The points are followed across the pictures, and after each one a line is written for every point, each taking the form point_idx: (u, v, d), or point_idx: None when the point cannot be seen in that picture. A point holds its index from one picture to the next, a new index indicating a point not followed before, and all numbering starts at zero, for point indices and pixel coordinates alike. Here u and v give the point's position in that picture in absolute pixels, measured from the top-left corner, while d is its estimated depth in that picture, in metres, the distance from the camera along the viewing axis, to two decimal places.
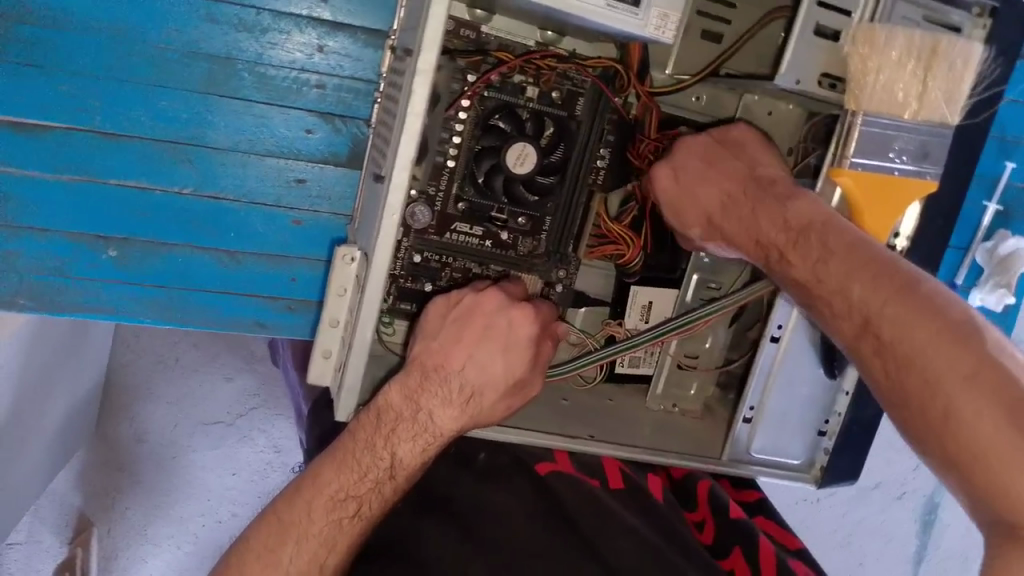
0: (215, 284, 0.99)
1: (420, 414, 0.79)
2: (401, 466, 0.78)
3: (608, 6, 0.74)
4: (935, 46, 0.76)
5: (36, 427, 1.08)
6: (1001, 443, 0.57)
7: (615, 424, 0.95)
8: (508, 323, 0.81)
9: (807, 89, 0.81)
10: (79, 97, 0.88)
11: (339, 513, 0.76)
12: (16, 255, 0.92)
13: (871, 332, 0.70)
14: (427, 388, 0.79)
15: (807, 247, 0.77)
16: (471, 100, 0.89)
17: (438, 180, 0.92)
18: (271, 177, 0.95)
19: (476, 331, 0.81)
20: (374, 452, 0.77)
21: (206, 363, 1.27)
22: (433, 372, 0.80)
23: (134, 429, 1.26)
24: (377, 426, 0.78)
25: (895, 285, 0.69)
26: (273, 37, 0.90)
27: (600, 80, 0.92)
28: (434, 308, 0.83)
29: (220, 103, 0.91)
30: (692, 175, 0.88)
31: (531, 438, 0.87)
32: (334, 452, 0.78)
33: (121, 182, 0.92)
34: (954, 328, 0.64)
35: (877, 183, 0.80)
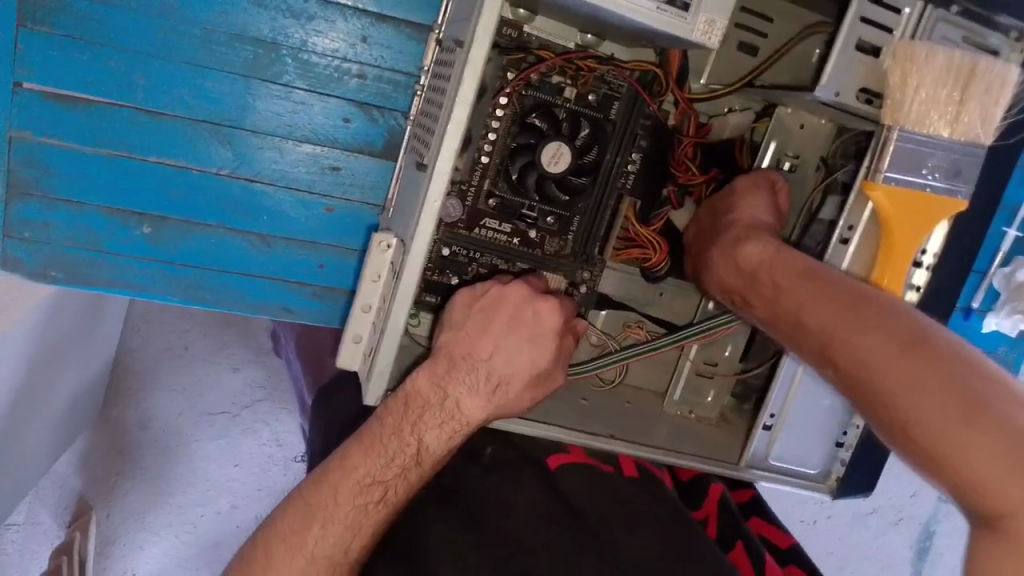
0: (243, 268, 0.99)
1: (448, 402, 0.79)
2: (427, 452, 0.79)
3: (658, 9, 0.74)
4: (973, 68, 0.77)
5: (48, 401, 1.07)
6: (952, 435, 0.61)
7: (632, 420, 0.97)
8: (535, 314, 0.82)
9: (845, 102, 0.81)
10: (125, 74, 0.89)
11: (364, 498, 0.77)
12: (51, 226, 0.92)
13: (830, 353, 0.75)
14: (455, 376, 0.80)
15: (761, 287, 0.85)
16: (509, 97, 0.90)
17: (472, 175, 0.93)
18: (306, 164, 0.96)
19: (502, 320, 0.81)
20: (401, 439, 0.78)
21: (214, 352, 1.28)
22: (462, 360, 0.80)
23: (139, 415, 1.26)
24: (404, 412, 0.79)
25: (844, 310, 0.74)
26: (318, 25, 0.91)
27: (638, 83, 0.93)
28: (460, 298, 0.83)
29: (261, 87, 0.92)
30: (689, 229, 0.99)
31: (552, 432, 0.88)
32: (361, 437, 0.79)
33: (161, 160, 0.93)
34: (905, 338, 0.68)
35: (908, 198, 0.81)
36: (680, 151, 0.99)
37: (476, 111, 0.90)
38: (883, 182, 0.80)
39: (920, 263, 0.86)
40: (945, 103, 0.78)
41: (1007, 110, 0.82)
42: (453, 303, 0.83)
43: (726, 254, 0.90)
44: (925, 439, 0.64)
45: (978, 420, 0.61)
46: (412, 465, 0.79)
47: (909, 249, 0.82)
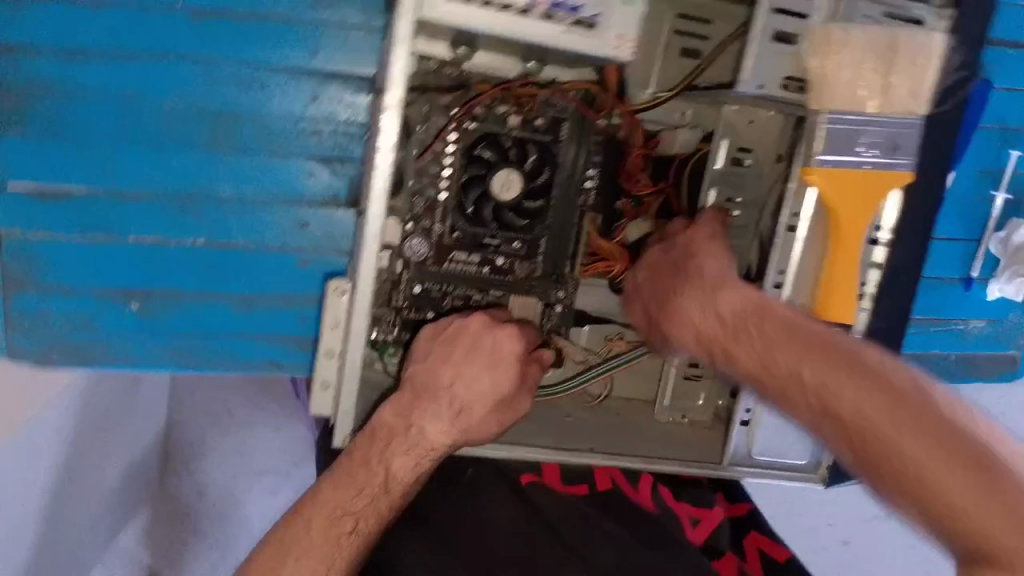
0: (232, 329, 1.02)
1: (412, 429, 0.85)
2: (394, 481, 0.85)
3: (564, 32, 0.76)
4: (894, 42, 0.77)
5: (95, 479, 1.16)
6: (895, 442, 0.58)
7: (619, 433, 0.98)
8: (494, 342, 0.85)
9: (772, 93, 0.81)
10: (96, 162, 0.95)
11: (337, 528, 0.84)
12: (46, 314, 0.97)
13: (760, 380, 0.71)
14: (420, 407, 0.85)
15: (684, 322, 0.82)
16: (456, 132, 0.95)
17: (432, 213, 0.97)
18: (278, 222, 1.00)
19: (465, 349, 0.86)
20: (369, 468, 0.84)
21: (257, 412, 1.30)
22: (423, 390, 0.86)
23: (195, 484, 1.33)
24: (372, 443, 0.85)
25: (766, 333, 0.72)
26: (270, 91, 0.96)
27: (582, 104, 0.96)
28: (423, 332, 0.87)
29: (225, 156, 0.97)
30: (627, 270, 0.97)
31: (526, 452, 0.91)
32: (335, 472, 0.85)
33: (139, 238, 0.97)
34: (828, 351, 0.66)
35: (847, 180, 0.81)
36: (629, 164, 1.01)
37: (405, 151, 0.94)
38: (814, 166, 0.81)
39: (877, 241, 0.86)
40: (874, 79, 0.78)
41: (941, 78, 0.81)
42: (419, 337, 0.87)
43: (652, 288, 0.88)
44: (868, 451, 0.60)
45: (915, 424, 0.57)
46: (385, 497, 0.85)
47: (857, 233, 0.82)
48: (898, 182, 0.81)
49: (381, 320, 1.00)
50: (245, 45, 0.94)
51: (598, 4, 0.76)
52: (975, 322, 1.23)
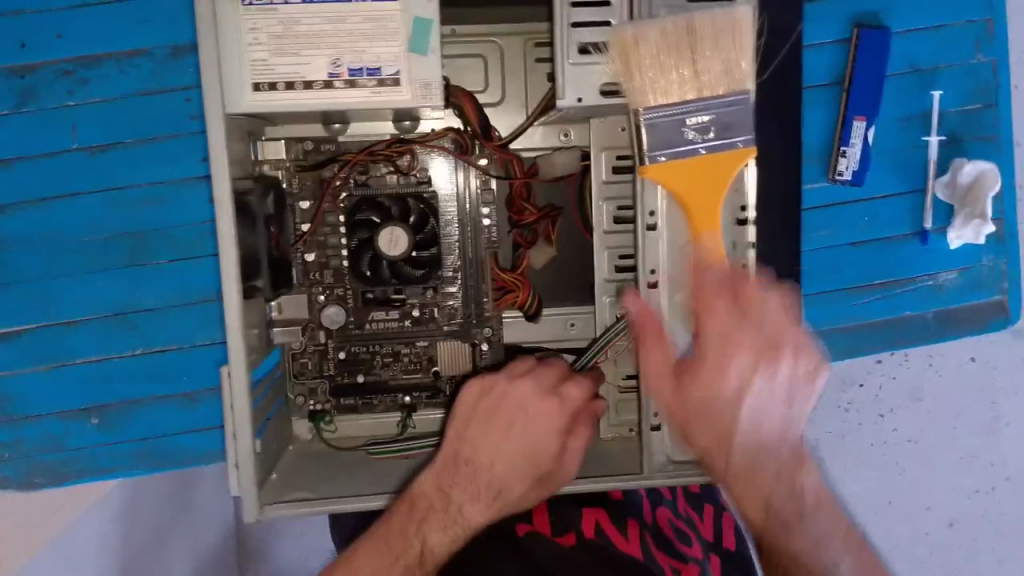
0: (188, 425, 1.08)
1: (451, 505, 0.88)
2: (430, 554, 0.87)
3: (373, 92, 0.80)
4: (690, 28, 0.78)
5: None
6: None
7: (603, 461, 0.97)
8: (531, 413, 0.88)
9: (592, 103, 0.82)
10: (37, 301, 1.04)
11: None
12: (21, 441, 1.07)
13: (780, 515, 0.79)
14: (457, 481, 0.88)
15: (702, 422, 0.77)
16: (342, 202, 1.00)
17: (342, 280, 1.02)
18: (206, 321, 1.06)
19: (503, 420, 0.88)
20: (406, 538, 0.87)
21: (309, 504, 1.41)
22: (463, 464, 0.89)
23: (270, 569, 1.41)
24: (411, 513, 0.88)
25: (788, 485, 0.78)
26: (171, 203, 1.03)
27: (454, 151, 1.00)
28: (465, 398, 0.90)
29: (143, 271, 1.04)
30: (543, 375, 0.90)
31: None
32: (375, 542, 0.89)
33: (87, 358, 1.06)
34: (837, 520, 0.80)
35: (688, 169, 0.80)
36: (513, 193, 1.03)
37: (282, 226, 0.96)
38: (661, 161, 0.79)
39: (745, 220, 0.83)
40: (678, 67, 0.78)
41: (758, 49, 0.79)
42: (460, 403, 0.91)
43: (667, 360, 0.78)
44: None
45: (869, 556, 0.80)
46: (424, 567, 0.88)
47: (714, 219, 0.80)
48: (739, 158, 0.79)
49: (316, 391, 1.04)
50: (141, 166, 1.02)
51: (395, 61, 0.79)
52: (945, 274, 1.16)
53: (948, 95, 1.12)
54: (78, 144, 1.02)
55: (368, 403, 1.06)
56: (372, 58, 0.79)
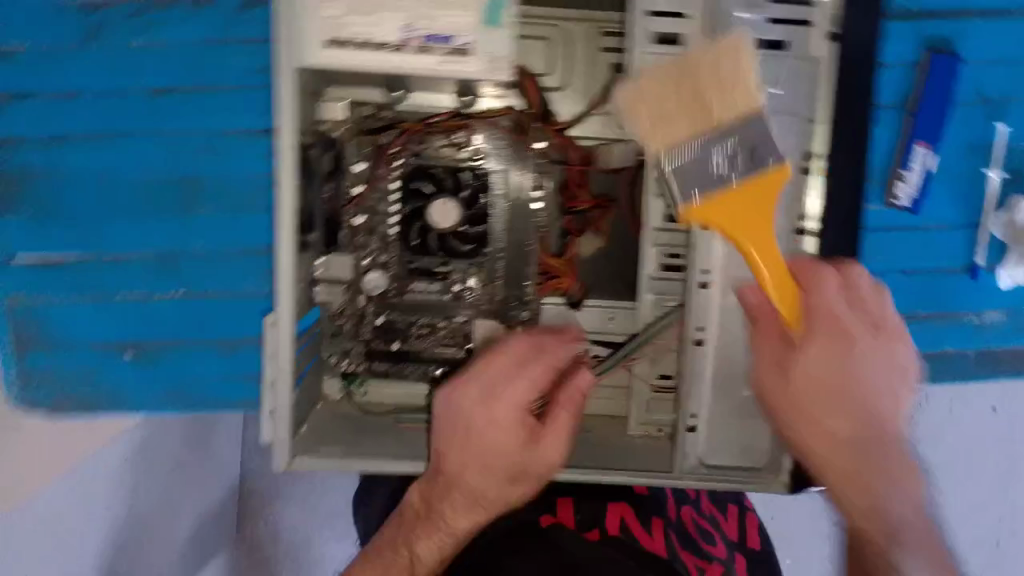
0: (222, 371, 1.10)
1: (433, 515, 0.87)
2: (420, 562, 0.86)
3: (442, 61, 0.80)
4: (735, 46, 0.77)
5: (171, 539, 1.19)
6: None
7: (620, 454, 0.98)
8: (490, 416, 0.83)
9: (660, 96, 0.81)
10: (87, 235, 1.06)
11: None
12: (56, 368, 1.09)
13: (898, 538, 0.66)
14: (442, 495, 0.86)
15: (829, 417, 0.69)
16: (395, 170, 1.00)
17: (388, 247, 1.02)
18: (251, 271, 1.08)
19: (469, 423, 0.84)
20: (395, 549, 0.88)
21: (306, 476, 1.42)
22: (442, 475, 0.85)
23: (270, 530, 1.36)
24: (401, 524, 0.89)
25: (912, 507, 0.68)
26: (230, 155, 1.05)
27: (513, 131, 1.00)
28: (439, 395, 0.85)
29: (196, 217, 1.06)
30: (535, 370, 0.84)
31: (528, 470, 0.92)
32: (370, 551, 0.90)
33: (130, 295, 1.07)
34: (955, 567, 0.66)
35: (728, 199, 0.76)
36: (567, 179, 1.04)
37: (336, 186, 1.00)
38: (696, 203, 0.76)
39: (804, 231, 0.84)
40: (694, 126, 0.77)
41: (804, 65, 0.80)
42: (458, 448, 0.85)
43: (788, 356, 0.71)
44: None
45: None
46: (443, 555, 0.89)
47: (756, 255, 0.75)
48: (776, 182, 0.75)
49: (350, 352, 1.05)
50: (205, 114, 1.04)
51: (468, 32, 0.79)
52: (991, 311, 1.16)
53: (1015, 130, 1.10)
54: (144, 84, 1.03)
55: (399, 372, 1.06)
56: (445, 26, 0.79)
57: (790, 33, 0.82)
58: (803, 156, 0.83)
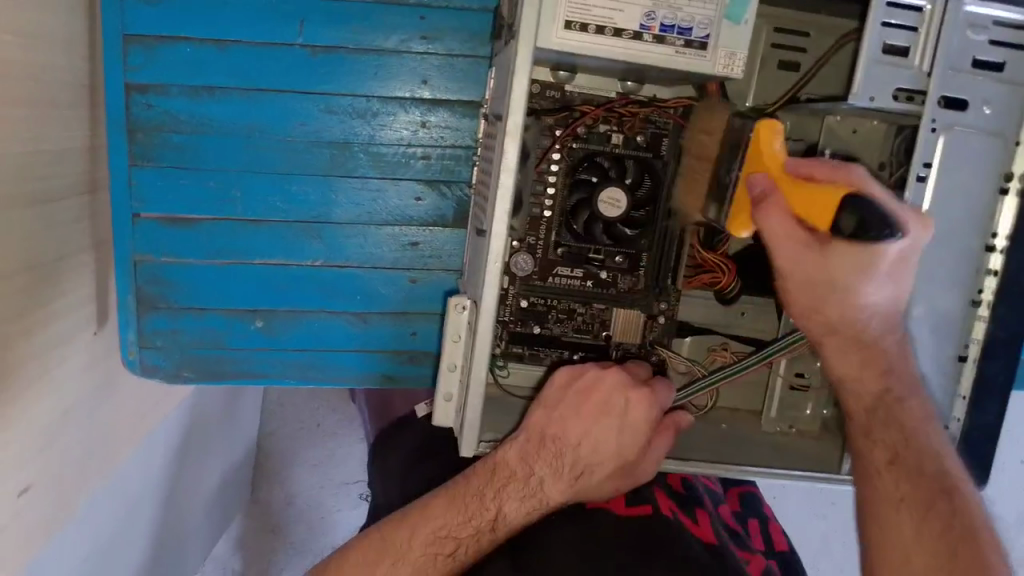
0: (346, 345, 1.09)
1: (532, 479, 0.89)
2: (503, 520, 0.89)
3: (678, 52, 0.79)
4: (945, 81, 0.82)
5: (199, 490, 1.32)
6: (917, 553, 0.74)
7: (757, 450, 1.00)
8: (625, 403, 0.90)
9: (883, 105, 0.83)
10: (224, 191, 1.02)
11: (436, 548, 0.88)
12: (179, 331, 1.06)
13: (899, 470, 0.80)
14: (541, 456, 0.89)
15: (907, 465, 0.80)
16: (560, 153, 0.98)
17: (536, 230, 1.00)
18: (389, 244, 1.06)
19: (593, 407, 0.90)
20: (482, 502, 0.88)
21: (344, 427, 1.49)
22: (550, 442, 0.89)
23: (285, 493, 1.50)
24: (490, 478, 0.88)
25: (930, 490, 0.78)
26: (382, 119, 1.02)
27: (684, 120, 1.00)
28: (558, 377, 0.92)
29: (341, 182, 1.03)
30: (581, 418, 0.90)
31: (689, 468, 0.94)
32: (448, 490, 0.90)
33: (266, 260, 1.05)
34: (927, 499, 0.77)
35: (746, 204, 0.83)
36: None
37: (525, 173, 0.98)
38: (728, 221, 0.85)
39: (993, 248, 0.86)
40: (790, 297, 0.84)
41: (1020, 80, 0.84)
42: (549, 384, 0.92)
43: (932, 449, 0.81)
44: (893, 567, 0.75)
45: (957, 561, 0.73)
46: (485, 520, 0.88)
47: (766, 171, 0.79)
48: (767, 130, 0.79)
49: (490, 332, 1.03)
50: (364, 74, 1.00)
51: (709, 25, 0.79)
52: None
53: None
54: (302, 40, 0.98)
55: (533, 355, 1.05)
56: (686, 17, 0.78)
57: (1009, 55, 0.83)
58: (1003, 174, 0.85)
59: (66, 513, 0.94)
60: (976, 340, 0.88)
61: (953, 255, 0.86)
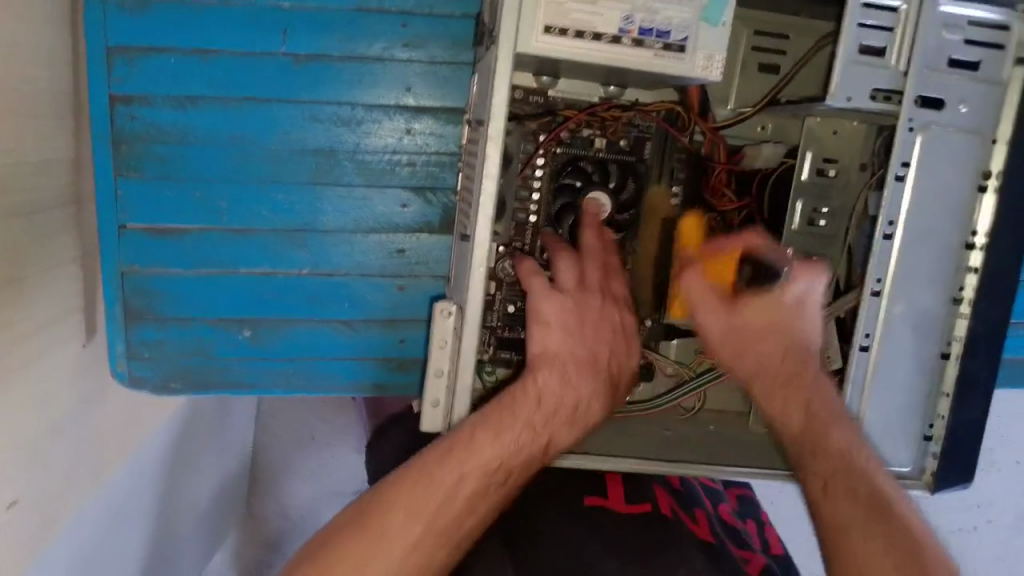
0: (334, 353, 1.09)
1: (580, 402, 0.90)
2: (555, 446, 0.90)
3: (657, 56, 0.80)
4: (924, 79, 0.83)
5: (189, 502, 1.32)
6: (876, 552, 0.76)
7: (746, 452, 1.01)
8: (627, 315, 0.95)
9: (861, 105, 0.84)
10: (209, 201, 1.02)
11: (492, 476, 0.85)
12: (165, 343, 1.06)
13: (823, 477, 0.83)
14: (576, 374, 0.91)
15: (830, 460, 0.84)
16: (544, 158, 0.98)
17: (522, 236, 1.00)
18: (375, 250, 1.06)
19: (609, 326, 0.94)
20: (538, 428, 0.88)
21: (337, 437, 1.49)
22: (586, 360, 0.92)
23: (279, 506, 1.50)
24: (537, 404, 0.88)
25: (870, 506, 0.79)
26: (367, 126, 1.02)
27: (666, 123, 1.00)
28: (553, 297, 0.91)
29: (327, 190, 1.04)
30: (593, 333, 0.93)
31: (678, 468, 0.94)
32: (491, 419, 0.86)
33: (252, 270, 1.05)
34: (871, 504, 0.80)
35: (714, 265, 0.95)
36: (714, 179, 1.03)
37: (508, 178, 0.97)
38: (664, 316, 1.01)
39: (972, 246, 0.87)
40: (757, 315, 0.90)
41: (996, 79, 0.85)
42: (545, 301, 0.91)
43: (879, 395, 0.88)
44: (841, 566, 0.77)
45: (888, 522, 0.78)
46: (537, 445, 0.88)
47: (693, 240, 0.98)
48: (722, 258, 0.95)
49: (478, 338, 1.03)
50: (349, 83, 1.01)
51: (686, 28, 0.80)
52: None
53: None
54: (285, 50, 0.99)
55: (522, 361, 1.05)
56: (664, 20, 0.79)
57: (985, 54, 0.84)
58: (981, 173, 0.86)
59: (54, 523, 0.94)
60: (959, 337, 0.89)
61: (934, 253, 0.87)
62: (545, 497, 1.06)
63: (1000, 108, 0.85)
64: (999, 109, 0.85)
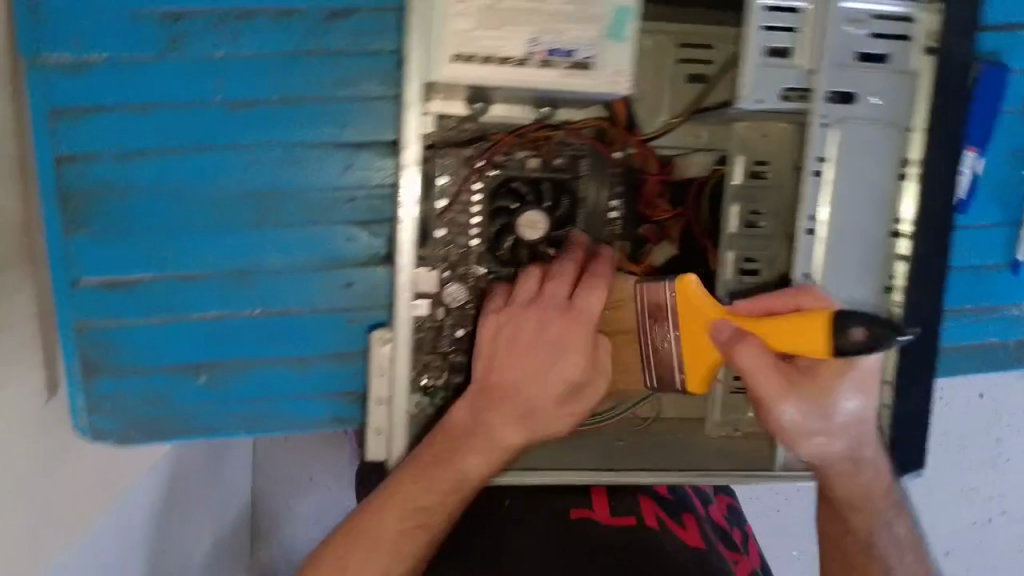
0: (294, 390, 1.11)
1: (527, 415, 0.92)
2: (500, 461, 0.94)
3: (565, 75, 0.82)
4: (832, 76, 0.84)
5: (186, 555, 1.35)
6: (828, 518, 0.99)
7: (697, 457, 1.04)
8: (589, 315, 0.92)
9: (772, 105, 0.86)
10: (155, 251, 1.05)
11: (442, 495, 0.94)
12: (124, 394, 1.08)
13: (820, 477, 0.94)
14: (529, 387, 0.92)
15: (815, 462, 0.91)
16: (479, 182, 1.01)
17: (465, 260, 1.02)
18: (323, 284, 1.08)
19: (564, 331, 0.92)
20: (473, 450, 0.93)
21: (332, 478, 1.52)
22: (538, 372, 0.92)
23: (282, 550, 1.55)
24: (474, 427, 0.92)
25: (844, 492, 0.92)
26: (307, 165, 1.05)
27: (597, 141, 1.02)
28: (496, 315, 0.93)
29: (271, 231, 1.06)
30: (548, 339, 0.92)
31: (621, 477, 0.99)
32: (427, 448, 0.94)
33: (203, 315, 1.07)
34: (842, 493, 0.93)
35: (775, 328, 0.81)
36: (647, 190, 1.06)
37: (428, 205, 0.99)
38: (681, 375, 0.91)
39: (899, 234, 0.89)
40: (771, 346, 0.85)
41: (905, 70, 0.86)
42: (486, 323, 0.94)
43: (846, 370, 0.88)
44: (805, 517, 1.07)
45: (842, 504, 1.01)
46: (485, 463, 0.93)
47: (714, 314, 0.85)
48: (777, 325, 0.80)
49: (429, 365, 1.03)
50: (286, 125, 1.03)
51: (592, 45, 0.81)
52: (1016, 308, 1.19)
53: None
54: (221, 97, 1.02)
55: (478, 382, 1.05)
56: (569, 40, 0.81)
57: (893, 46, 0.86)
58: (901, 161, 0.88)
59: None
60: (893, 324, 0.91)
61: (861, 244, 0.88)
62: (522, 520, 1.13)
63: (913, 98, 0.87)
64: (912, 99, 0.87)
